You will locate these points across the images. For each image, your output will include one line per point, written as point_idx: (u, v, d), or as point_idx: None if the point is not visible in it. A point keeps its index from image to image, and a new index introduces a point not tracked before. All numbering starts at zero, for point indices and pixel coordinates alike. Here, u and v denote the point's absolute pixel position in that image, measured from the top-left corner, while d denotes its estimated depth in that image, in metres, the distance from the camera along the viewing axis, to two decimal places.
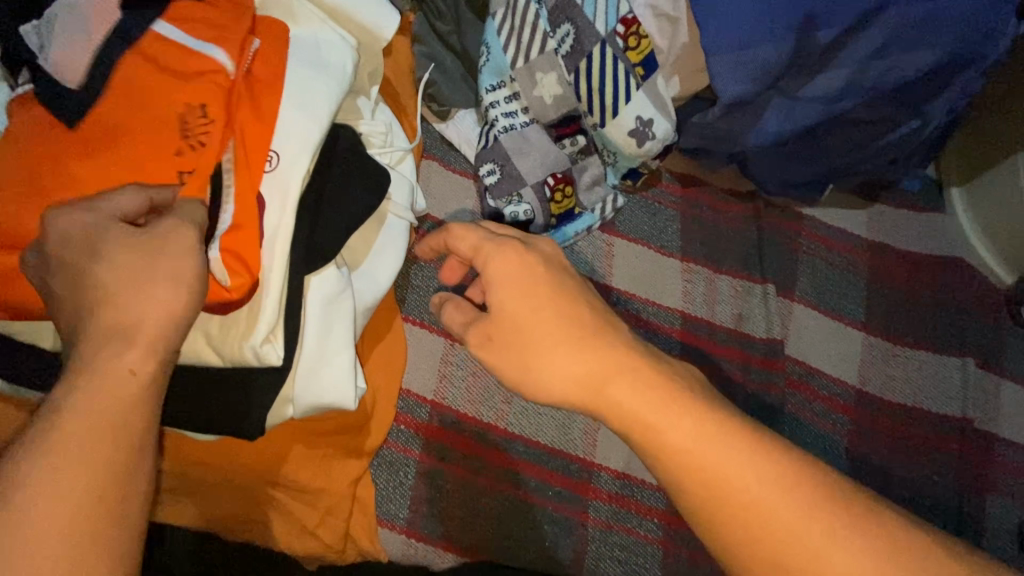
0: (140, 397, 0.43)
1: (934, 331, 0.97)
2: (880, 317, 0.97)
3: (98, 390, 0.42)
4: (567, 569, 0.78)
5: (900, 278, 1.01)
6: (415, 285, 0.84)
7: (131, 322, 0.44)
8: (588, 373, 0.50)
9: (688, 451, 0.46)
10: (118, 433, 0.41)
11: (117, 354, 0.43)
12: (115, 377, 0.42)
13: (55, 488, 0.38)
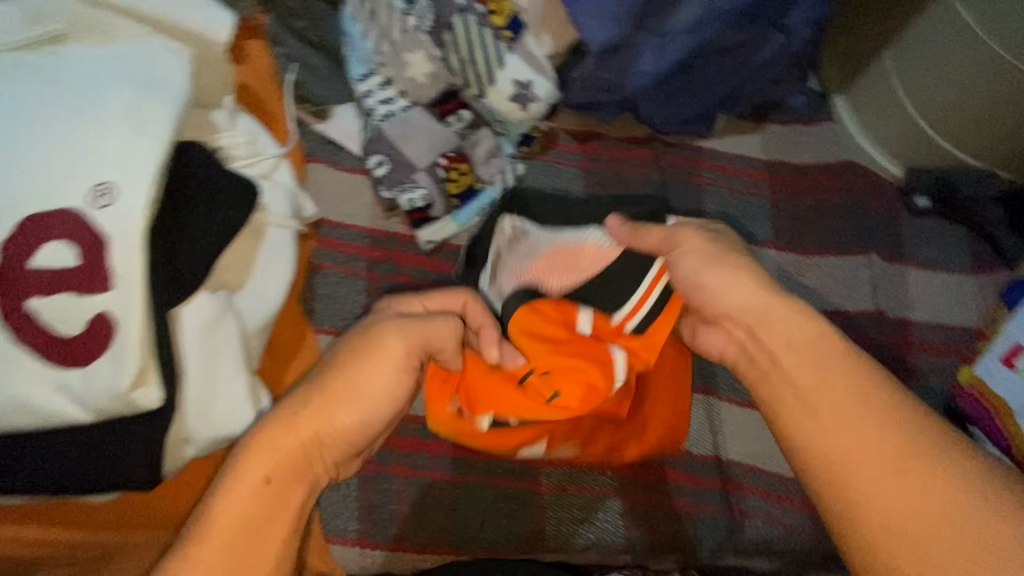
0: (254, 495, 0.54)
1: (839, 235, 1.00)
2: (788, 232, 1.00)
3: (240, 489, 0.54)
4: (530, 542, 0.78)
5: (800, 191, 1.03)
6: (324, 294, 0.83)
7: (295, 439, 0.57)
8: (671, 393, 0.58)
9: (900, 492, 0.47)
10: (249, 516, 0.53)
11: (244, 473, 0.54)
12: (254, 479, 0.54)
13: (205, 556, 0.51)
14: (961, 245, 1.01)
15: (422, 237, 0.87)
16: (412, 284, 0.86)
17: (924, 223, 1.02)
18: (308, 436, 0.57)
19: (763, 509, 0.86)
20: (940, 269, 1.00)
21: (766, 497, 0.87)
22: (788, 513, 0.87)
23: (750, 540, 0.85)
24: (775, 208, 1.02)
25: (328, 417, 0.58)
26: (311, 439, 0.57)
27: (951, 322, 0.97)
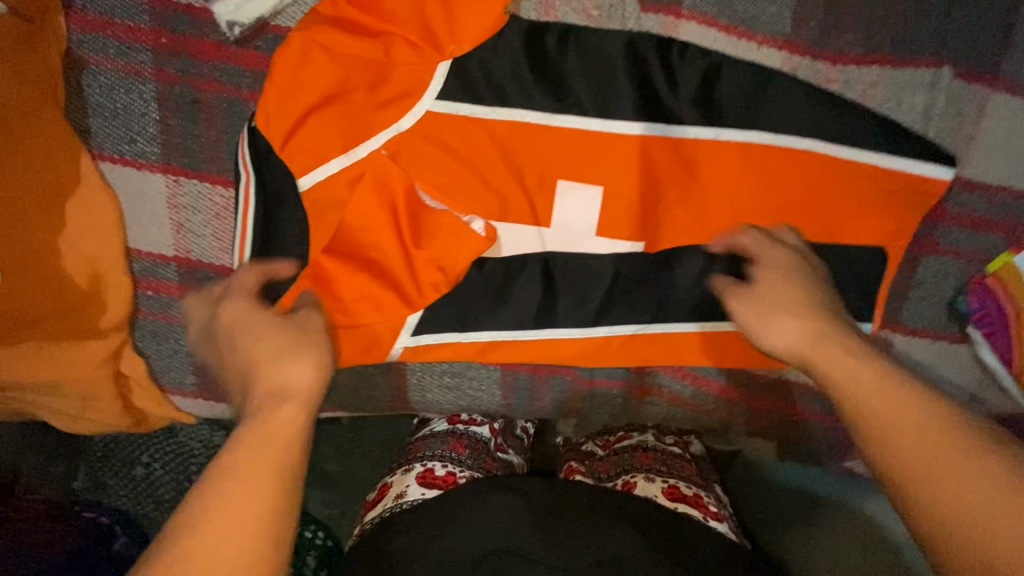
0: (879, 378, 0.44)
1: (911, 27, 0.62)
2: (814, 21, 0.62)
3: (872, 389, 0.43)
4: (391, 403, 0.75)
5: (806, 142, 0.64)
6: (98, 104, 0.60)
7: (880, 421, 0.41)
8: (851, 381, 0.44)
9: (850, 387, 0.44)
10: (950, 446, 0.39)
11: (785, 325, 0.50)
12: (842, 364, 0.46)
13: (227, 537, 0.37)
14: None
15: (222, 18, 0.57)
16: (222, 96, 0.61)
17: None
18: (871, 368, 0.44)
19: (670, 388, 0.77)
20: None
21: (679, 377, 0.76)
22: (700, 394, 0.77)
23: (649, 412, 0.78)
24: (806, 46, 0.63)
25: (855, 366, 0.45)
26: (859, 406, 0.43)
27: (1017, 185, 0.65)
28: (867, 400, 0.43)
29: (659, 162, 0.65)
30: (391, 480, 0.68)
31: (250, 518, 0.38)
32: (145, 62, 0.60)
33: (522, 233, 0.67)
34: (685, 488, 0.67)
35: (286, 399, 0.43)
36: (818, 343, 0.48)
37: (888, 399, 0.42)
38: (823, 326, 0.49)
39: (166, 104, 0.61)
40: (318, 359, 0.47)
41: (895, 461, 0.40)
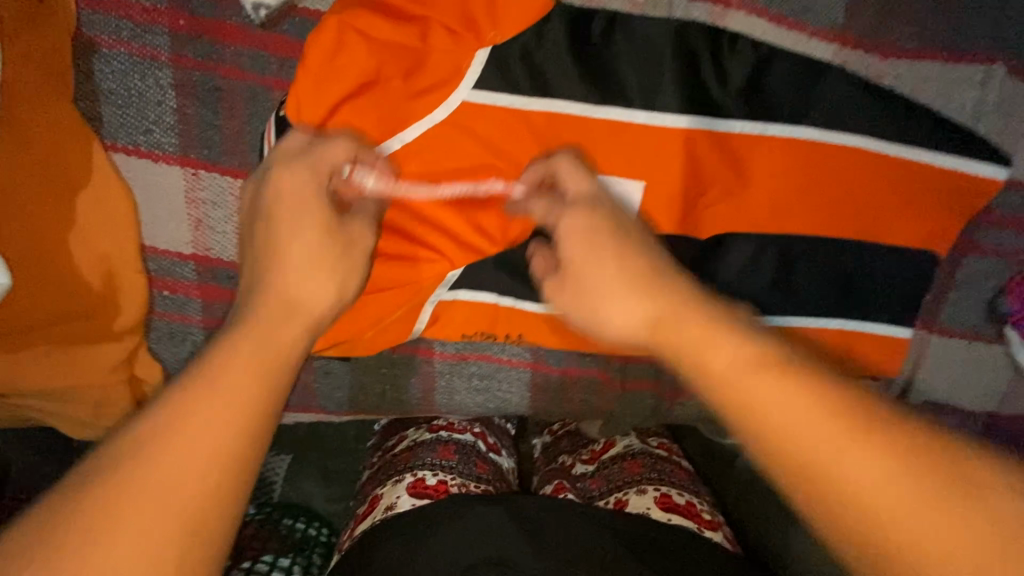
0: (739, 376, 0.41)
1: (962, 21, 0.60)
2: (867, 13, 0.60)
3: (735, 391, 0.40)
4: (416, 405, 0.73)
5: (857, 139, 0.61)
6: (111, 91, 0.56)
7: (755, 415, 0.39)
8: (756, 368, 0.40)
9: (732, 386, 0.41)
10: (889, 445, 0.36)
11: (625, 302, 0.47)
12: (700, 366, 0.43)
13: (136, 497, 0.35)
14: None
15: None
16: (246, 83, 0.57)
17: None
18: (742, 358, 0.41)
19: None
20: None
21: None
22: None
23: (675, 415, 0.77)
24: (857, 40, 0.60)
25: (728, 355, 0.42)
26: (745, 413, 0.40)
27: None
28: (749, 403, 0.40)
29: (705, 158, 0.62)
30: (381, 491, 0.69)
31: (163, 488, 0.36)
32: (162, 45, 0.55)
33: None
34: (677, 498, 0.69)
35: (286, 319, 0.45)
36: (700, 332, 0.44)
37: (762, 382, 0.39)
38: (663, 298, 0.46)
39: (185, 91, 0.57)
40: (341, 286, 0.49)
41: (761, 429, 0.39)
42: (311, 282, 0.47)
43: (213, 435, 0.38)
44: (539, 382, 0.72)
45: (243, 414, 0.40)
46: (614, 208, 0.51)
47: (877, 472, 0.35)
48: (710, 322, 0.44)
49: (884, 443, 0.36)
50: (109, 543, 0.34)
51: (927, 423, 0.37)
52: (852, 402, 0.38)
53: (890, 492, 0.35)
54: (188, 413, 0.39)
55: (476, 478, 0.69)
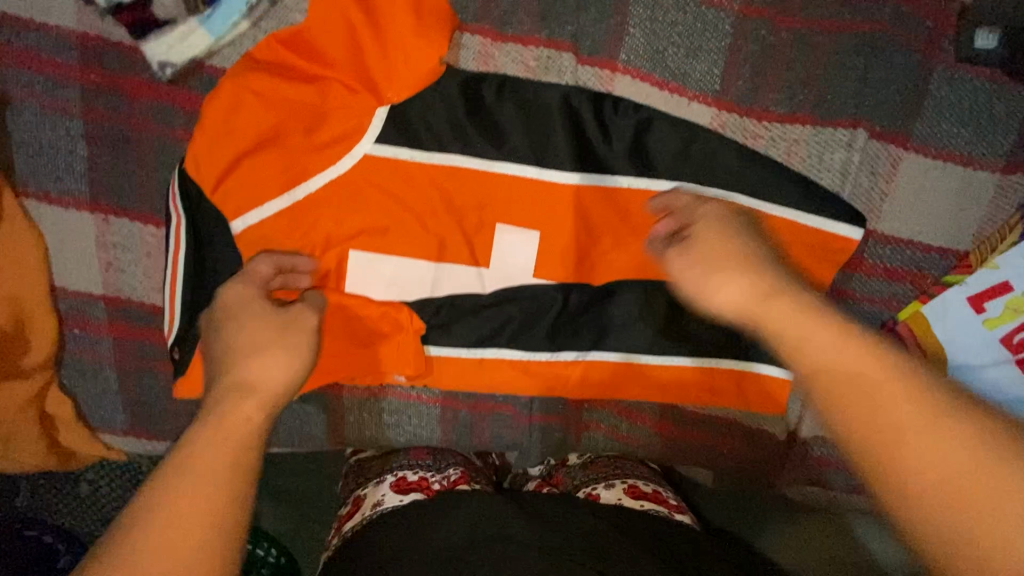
0: (759, 290, 0.51)
1: (830, 87, 0.65)
2: (742, 81, 0.65)
3: (737, 294, 0.52)
4: (329, 440, 0.76)
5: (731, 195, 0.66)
6: (23, 140, 0.59)
7: (800, 350, 0.46)
8: (760, 291, 0.51)
9: (753, 311, 0.50)
10: (922, 396, 0.40)
11: (727, 287, 0.53)
12: (725, 300, 0.53)
13: (180, 488, 0.38)
14: (1008, 123, 0.65)
15: (152, 58, 0.57)
16: (155, 135, 0.60)
17: (971, 84, 0.65)
18: (760, 293, 0.51)
19: (607, 423, 0.81)
20: (952, 159, 0.67)
21: (616, 411, 0.80)
22: (635, 429, 0.81)
23: (586, 445, 0.82)
24: (732, 104, 0.66)
25: (732, 282, 0.52)
26: (802, 355, 0.46)
27: (926, 241, 0.69)
28: (805, 344, 0.46)
29: (593, 210, 0.67)
30: (365, 492, 0.70)
31: (180, 505, 0.37)
32: (73, 98, 0.59)
33: (460, 271, 0.68)
34: (644, 487, 0.73)
35: (246, 395, 0.44)
36: (721, 259, 0.55)
37: (806, 323, 0.47)
38: (769, 286, 0.51)
39: (96, 141, 0.60)
40: (288, 364, 0.47)
41: (957, 475, 0.36)
42: (271, 361, 0.47)
43: (223, 463, 0.40)
44: (448, 414, 0.76)
45: (235, 444, 0.41)
46: (740, 219, 0.59)
47: (911, 410, 0.39)
48: (799, 310, 0.48)
49: (922, 395, 0.40)
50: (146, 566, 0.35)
51: (959, 392, 0.40)
52: (987, 422, 0.37)
53: (967, 469, 0.36)
54: (189, 443, 0.40)
55: (450, 468, 0.72)
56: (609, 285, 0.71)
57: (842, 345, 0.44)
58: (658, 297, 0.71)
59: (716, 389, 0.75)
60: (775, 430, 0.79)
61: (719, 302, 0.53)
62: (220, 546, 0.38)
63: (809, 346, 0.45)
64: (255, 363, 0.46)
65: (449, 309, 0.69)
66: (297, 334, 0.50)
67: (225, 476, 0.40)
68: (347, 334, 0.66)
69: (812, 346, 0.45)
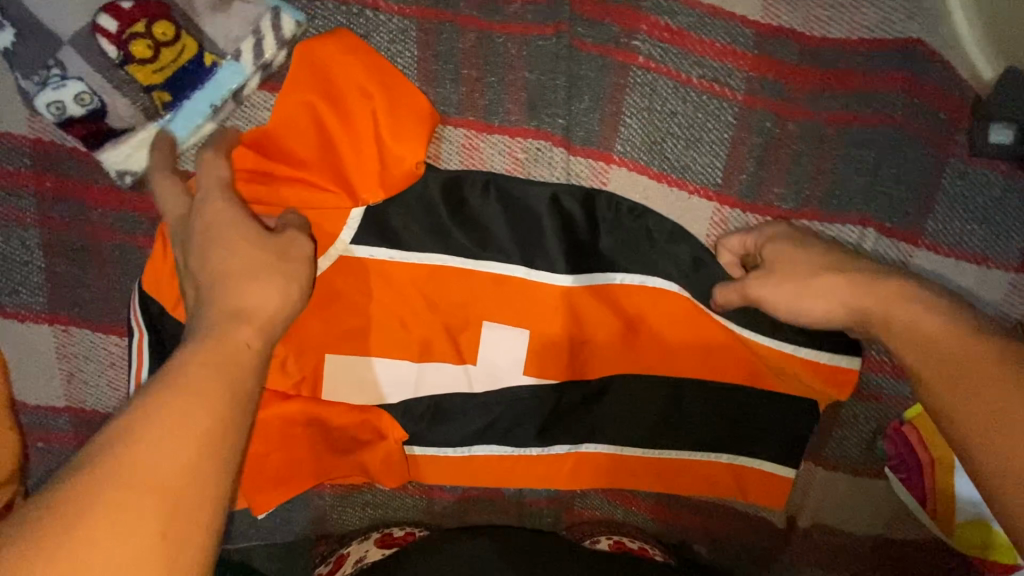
0: (899, 294, 0.48)
1: (837, 182, 0.61)
2: (744, 174, 0.62)
3: (874, 295, 0.49)
4: (312, 533, 0.73)
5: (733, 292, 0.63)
6: None
7: (920, 338, 0.46)
8: (873, 292, 0.49)
9: (887, 313, 0.48)
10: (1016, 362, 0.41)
11: (808, 265, 0.53)
12: (860, 294, 0.50)
13: (166, 445, 0.33)
14: None
15: (110, 168, 0.53)
16: (116, 245, 0.56)
17: (986, 179, 0.61)
18: (898, 291, 0.48)
19: (601, 509, 0.78)
20: (967, 258, 0.63)
21: (609, 498, 0.77)
22: (630, 515, 0.78)
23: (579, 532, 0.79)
24: (735, 199, 0.62)
25: (892, 287, 0.49)
26: (911, 325, 0.47)
27: None
28: (885, 302, 0.49)
29: (586, 307, 0.64)
30: (348, 549, 0.70)
31: (177, 437, 0.34)
32: (27, 207, 0.55)
33: (445, 371, 0.65)
34: (629, 543, 0.73)
35: (239, 324, 0.41)
36: (836, 262, 0.53)
37: (889, 290, 0.49)
38: (846, 265, 0.52)
39: (54, 251, 0.56)
40: (283, 288, 0.44)
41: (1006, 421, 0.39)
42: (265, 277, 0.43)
43: (209, 386, 0.37)
44: (435, 506, 0.74)
45: (224, 365, 0.38)
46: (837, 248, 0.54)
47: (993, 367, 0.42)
48: (892, 287, 0.49)
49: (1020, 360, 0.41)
50: (110, 548, 0.30)
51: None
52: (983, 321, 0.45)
53: None
54: (174, 368, 0.37)
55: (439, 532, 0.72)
56: (603, 383, 0.67)
57: (911, 312, 0.47)
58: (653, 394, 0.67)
59: (718, 484, 0.71)
60: (773, 517, 0.77)
61: (806, 269, 0.53)
62: (205, 472, 0.34)
63: (918, 308, 0.47)
64: (246, 289, 0.42)
65: (433, 411, 0.66)
66: (290, 258, 0.46)
67: (212, 397, 0.36)
68: (327, 440, 0.62)
69: (884, 309, 0.48)
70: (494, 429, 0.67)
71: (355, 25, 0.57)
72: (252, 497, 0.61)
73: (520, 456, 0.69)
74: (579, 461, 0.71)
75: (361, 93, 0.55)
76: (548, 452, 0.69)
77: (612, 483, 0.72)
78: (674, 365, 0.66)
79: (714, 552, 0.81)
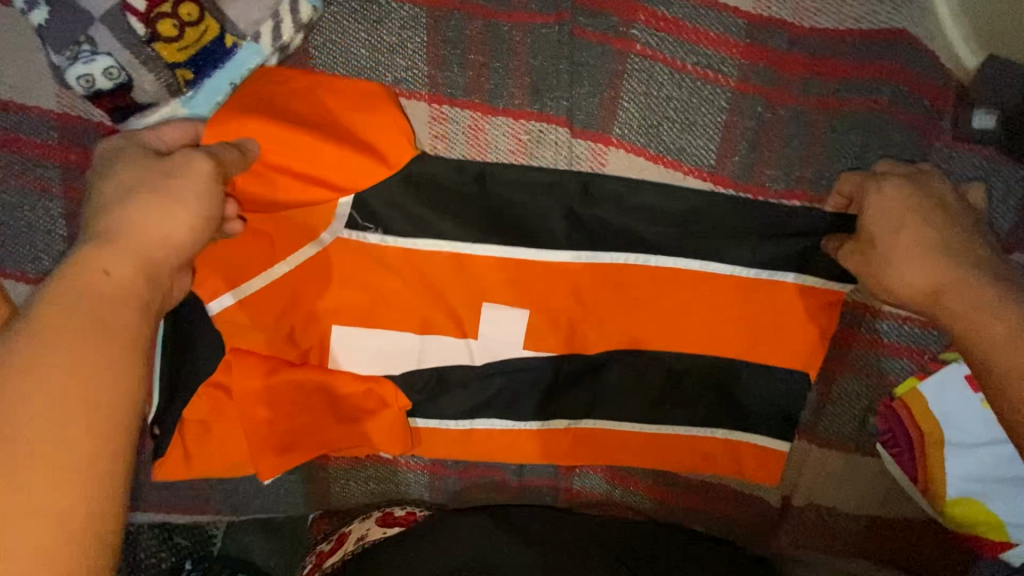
0: (963, 287, 0.52)
1: (826, 165, 0.64)
2: (738, 156, 0.64)
3: (951, 284, 0.53)
4: (315, 508, 0.75)
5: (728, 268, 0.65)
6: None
7: (978, 326, 0.50)
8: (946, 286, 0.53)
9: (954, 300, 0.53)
10: None
11: (930, 238, 0.56)
12: (934, 281, 0.54)
13: (53, 403, 0.37)
14: (1010, 201, 0.64)
15: (133, 140, 0.56)
16: None
17: (970, 162, 0.64)
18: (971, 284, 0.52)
19: (599, 488, 0.79)
20: None
21: (607, 477, 0.78)
22: (629, 494, 0.79)
23: (579, 510, 0.81)
24: (728, 179, 0.65)
25: (956, 276, 0.53)
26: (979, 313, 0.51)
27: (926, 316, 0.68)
28: (958, 291, 0.53)
29: (585, 282, 0.66)
30: (349, 529, 0.72)
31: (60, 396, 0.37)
32: (50, 178, 0.57)
33: (449, 345, 0.67)
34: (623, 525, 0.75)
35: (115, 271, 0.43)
36: (917, 246, 0.56)
37: (970, 284, 0.52)
38: (949, 246, 0.55)
39: (76, 221, 0.59)
40: (175, 219, 0.47)
41: None
42: (167, 219, 0.47)
43: (78, 349, 0.39)
44: (435, 482, 0.75)
45: (110, 334, 0.40)
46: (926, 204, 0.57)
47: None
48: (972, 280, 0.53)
49: None
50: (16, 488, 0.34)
51: None
52: None
53: None
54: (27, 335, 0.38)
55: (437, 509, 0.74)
56: (601, 358, 0.69)
57: (985, 301, 0.51)
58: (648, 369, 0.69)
59: (711, 456, 0.74)
60: (768, 497, 0.79)
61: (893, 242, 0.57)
62: (95, 417, 0.38)
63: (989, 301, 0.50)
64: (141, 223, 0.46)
65: (437, 383, 0.68)
66: (181, 179, 0.49)
67: (99, 335, 0.40)
68: (334, 407, 0.65)
69: (960, 297, 0.52)
70: (495, 403, 0.69)
71: (367, 11, 0.61)
72: (259, 464, 0.62)
73: (521, 429, 0.71)
74: (578, 436, 0.73)
75: (330, 91, 0.59)
76: (549, 425, 0.71)
77: (610, 457, 0.74)
78: (671, 340, 0.68)
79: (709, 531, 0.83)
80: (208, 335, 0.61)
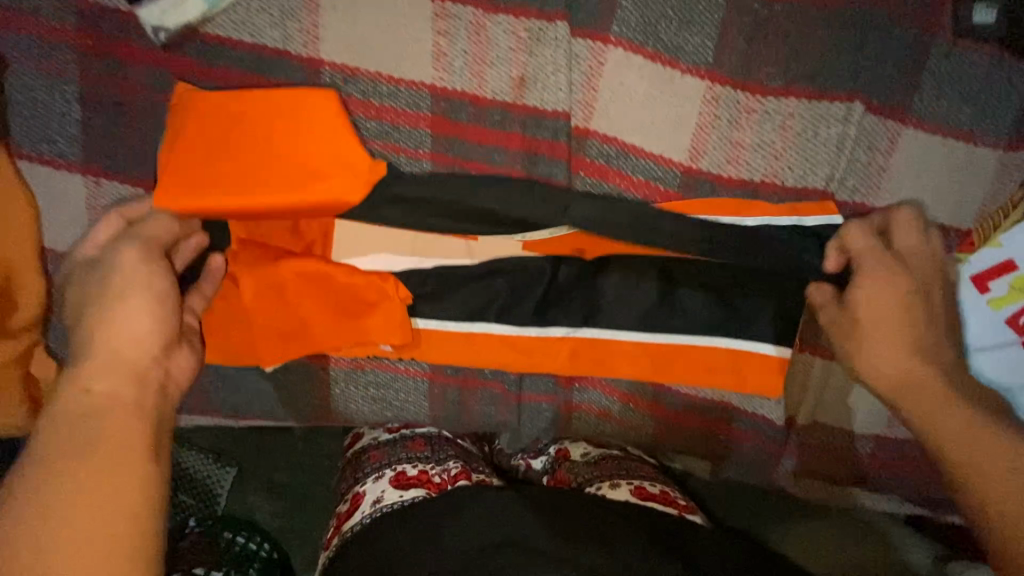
0: (907, 371, 0.60)
1: (825, 62, 0.64)
2: (737, 54, 0.65)
3: (892, 364, 0.60)
4: (315, 413, 0.76)
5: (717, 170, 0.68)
6: (15, 102, 0.60)
7: (925, 420, 0.58)
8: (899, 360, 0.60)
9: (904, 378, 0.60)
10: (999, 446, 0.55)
11: (884, 291, 0.61)
12: (887, 366, 0.61)
13: (75, 534, 0.44)
14: (1010, 99, 0.64)
15: (147, 22, 0.59)
16: (142, 100, 0.61)
17: (971, 60, 0.63)
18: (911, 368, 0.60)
19: (599, 405, 0.78)
20: (953, 136, 0.65)
21: (606, 393, 0.78)
22: (628, 412, 0.79)
23: (579, 425, 0.81)
24: (726, 77, 0.65)
25: (899, 359, 0.60)
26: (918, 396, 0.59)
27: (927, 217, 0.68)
28: (904, 380, 0.60)
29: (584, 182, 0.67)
30: (364, 488, 0.74)
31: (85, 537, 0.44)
32: (63, 61, 0.60)
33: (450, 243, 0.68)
34: (649, 487, 0.75)
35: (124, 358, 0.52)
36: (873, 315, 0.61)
37: (911, 370, 0.60)
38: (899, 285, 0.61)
39: (89, 104, 0.61)
40: (151, 312, 0.54)
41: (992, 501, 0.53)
42: (131, 317, 0.53)
43: (109, 469, 0.47)
44: (435, 390, 0.75)
45: (120, 444, 0.48)
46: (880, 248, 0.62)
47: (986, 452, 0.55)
48: (913, 357, 0.60)
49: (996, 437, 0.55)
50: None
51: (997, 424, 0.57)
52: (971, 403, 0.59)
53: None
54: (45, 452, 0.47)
55: (450, 460, 0.76)
56: (598, 259, 0.70)
57: (919, 384, 0.59)
58: (645, 275, 0.69)
59: (712, 371, 0.73)
60: (773, 416, 0.77)
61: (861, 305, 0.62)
62: (128, 521, 0.46)
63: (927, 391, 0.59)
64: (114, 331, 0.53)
65: (436, 281, 0.69)
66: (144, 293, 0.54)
67: (110, 456, 0.47)
68: (334, 301, 0.65)
69: (904, 382, 0.60)
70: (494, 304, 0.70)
71: None
72: (262, 352, 0.66)
73: (521, 335, 0.71)
74: (577, 346, 0.72)
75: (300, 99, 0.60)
76: (549, 334, 0.71)
77: (609, 369, 0.74)
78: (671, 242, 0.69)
79: (709, 456, 0.82)
80: (217, 219, 0.63)
